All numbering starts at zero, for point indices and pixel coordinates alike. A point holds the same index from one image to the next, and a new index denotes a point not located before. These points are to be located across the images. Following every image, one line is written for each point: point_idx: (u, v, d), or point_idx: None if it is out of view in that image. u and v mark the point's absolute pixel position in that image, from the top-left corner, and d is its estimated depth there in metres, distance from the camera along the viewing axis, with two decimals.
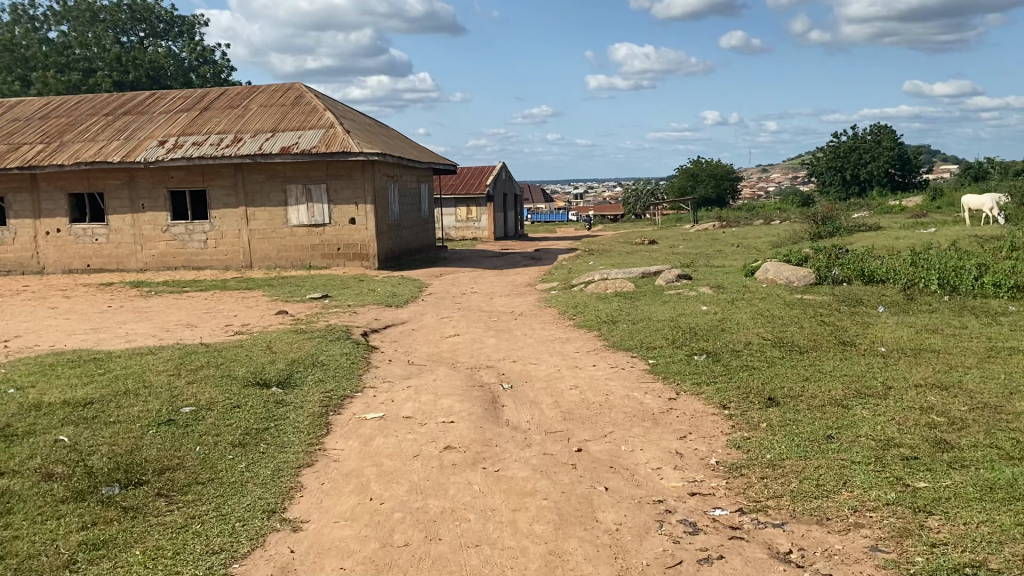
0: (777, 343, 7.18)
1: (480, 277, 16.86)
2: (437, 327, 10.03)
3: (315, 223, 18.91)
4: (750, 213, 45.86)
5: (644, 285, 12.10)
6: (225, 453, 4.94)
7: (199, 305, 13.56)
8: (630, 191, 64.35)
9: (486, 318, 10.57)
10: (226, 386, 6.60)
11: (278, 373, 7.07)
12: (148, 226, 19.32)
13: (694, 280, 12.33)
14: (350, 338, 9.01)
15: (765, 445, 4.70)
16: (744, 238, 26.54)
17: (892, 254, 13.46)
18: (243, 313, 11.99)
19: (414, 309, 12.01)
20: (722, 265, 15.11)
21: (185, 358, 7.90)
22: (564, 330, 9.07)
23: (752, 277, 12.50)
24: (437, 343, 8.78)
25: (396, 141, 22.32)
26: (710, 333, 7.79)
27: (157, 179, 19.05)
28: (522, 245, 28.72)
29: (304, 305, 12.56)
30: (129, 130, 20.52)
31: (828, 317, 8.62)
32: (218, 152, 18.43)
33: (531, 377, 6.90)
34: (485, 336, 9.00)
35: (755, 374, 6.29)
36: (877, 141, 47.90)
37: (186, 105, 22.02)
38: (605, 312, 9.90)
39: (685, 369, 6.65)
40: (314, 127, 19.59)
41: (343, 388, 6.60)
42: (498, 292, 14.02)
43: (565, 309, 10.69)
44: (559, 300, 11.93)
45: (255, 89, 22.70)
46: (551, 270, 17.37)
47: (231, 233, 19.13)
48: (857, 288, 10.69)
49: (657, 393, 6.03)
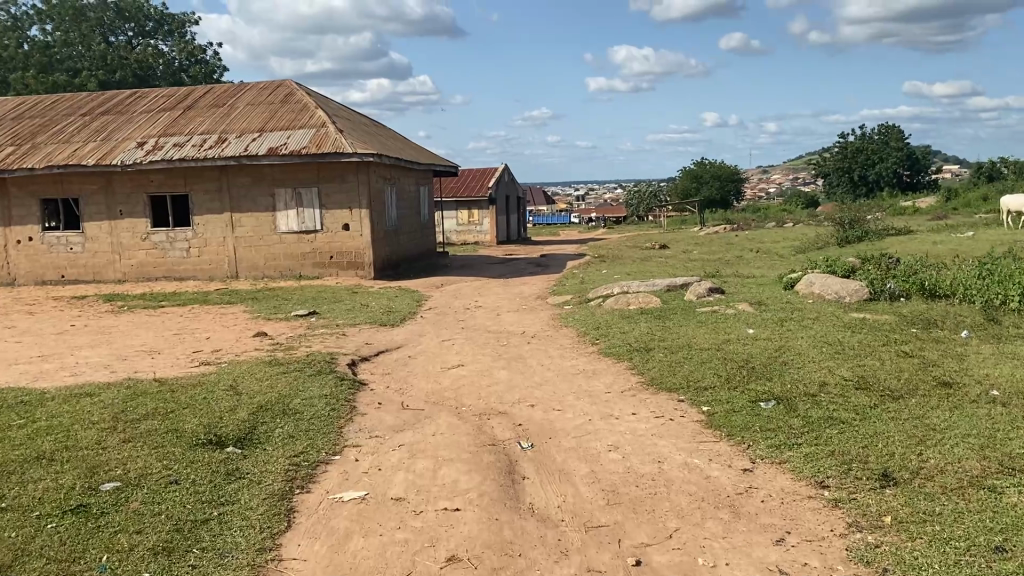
0: (861, 386, 5.75)
1: (485, 288, 15.41)
2: (437, 354, 8.59)
3: (305, 230, 17.50)
4: (757, 215, 44.45)
5: (672, 300, 10.66)
6: (140, 568, 3.53)
7: (172, 323, 12.13)
8: (632, 193, 62.79)
9: (494, 342, 9.13)
10: (168, 449, 5.16)
11: (238, 427, 5.64)
12: (126, 234, 17.89)
13: (728, 294, 10.89)
14: (334, 371, 7.57)
15: (908, 560, 3.28)
16: (762, 242, 25.02)
17: (946, 264, 11.98)
18: (218, 335, 10.57)
19: (411, 329, 10.56)
20: (752, 275, 13.64)
21: (130, 402, 6.44)
22: (589, 360, 7.64)
23: (792, 290, 11.03)
24: (436, 378, 7.33)
25: (393, 141, 20.92)
26: (771, 369, 6.36)
27: (135, 183, 17.65)
28: (526, 250, 27.24)
29: (288, 325, 11.12)
30: (106, 131, 19.09)
31: (905, 344, 7.18)
32: (200, 154, 17.03)
33: (556, 429, 5.47)
34: (494, 368, 7.55)
35: (848, 433, 4.87)
36: (885, 141, 46.54)
37: (168, 104, 20.60)
38: (633, 335, 8.46)
39: (752, 422, 5.24)
40: (304, 125, 18.21)
41: (317, 451, 5.17)
42: (504, 307, 12.57)
43: (585, 331, 9.25)
44: (574, 318, 10.51)
45: (243, 86, 21.29)
46: (563, 280, 15.92)
47: (216, 241, 17.72)
48: (923, 306, 9.23)
49: (726, 461, 4.62)
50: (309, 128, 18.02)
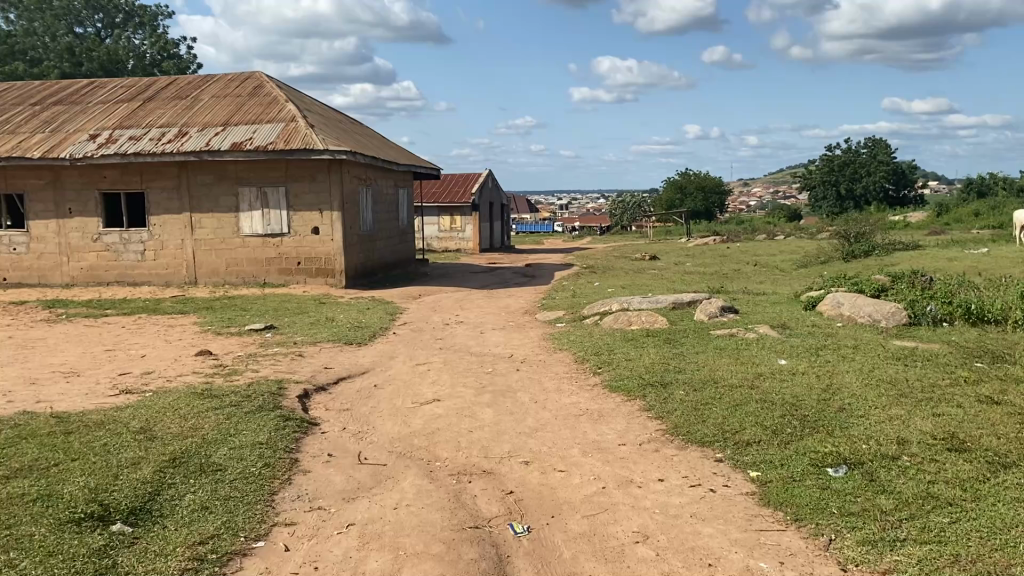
0: (958, 449, 4.40)
1: (467, 301, 14.04)
2: (408, 384, 7.18)
3: (270, 233, 16.06)
4: (742, 227, 43.37)
5: (680, 321, 9.30)
6: None
7: (109, 336, 10.65)
8: (615, 203, 61.62)
9: (476, 368, 7.75)
10: (24, 530, 3.71)
11: (132, 494, 4.20)
12: (75, 235, 16.33)
13: (743, 314, 9.55)
14: (280, 407, 6.15)
15: None
16: (760, 255, 23.76)
17: (980, 284, 10.68)
18: (156, 353, 9.11)
19: (381, 349, 9.14)
20: (761, 292, 12.33)
21: (6, 449, 4.97)
22: (592, 396, 6.28)
23: (813, 311, 9.73)
24: (406, 418, 5.94)
25: (370, 140, 19.51)
26: (830, 421, 5.01)
27: (86, 179, 16.14)
28: (510, 259, 25.87)
29: (240, 342, 9.68)
30: (57, 123, 17.55)
31: (981, 385, 5.85)
32: (156, 149, 15.55)
33: (559, 504, 4.10)
34: (477, 406, 6.17)
35: (969, 523, 3.51)
36: (872, 155, 45.60)
37: (128, 94, 19.10)
38: (643, 365, 7.09)
39: (826, 499, 3.88)
40: (272, 120, 16.79)
41: (231, 536, 3.75)
42: (488, 323, 11.17)
43: (583, 358, 7.87)
44: (569, 339, 9.12)
45: (209, 78, 19.79)
46: (552, 293, 14.53)
47: (174, 244, 16.22)
48: (975, 334, 7.92)
49: (806, 568, 3.27)
50: (277, 122, 16.60)
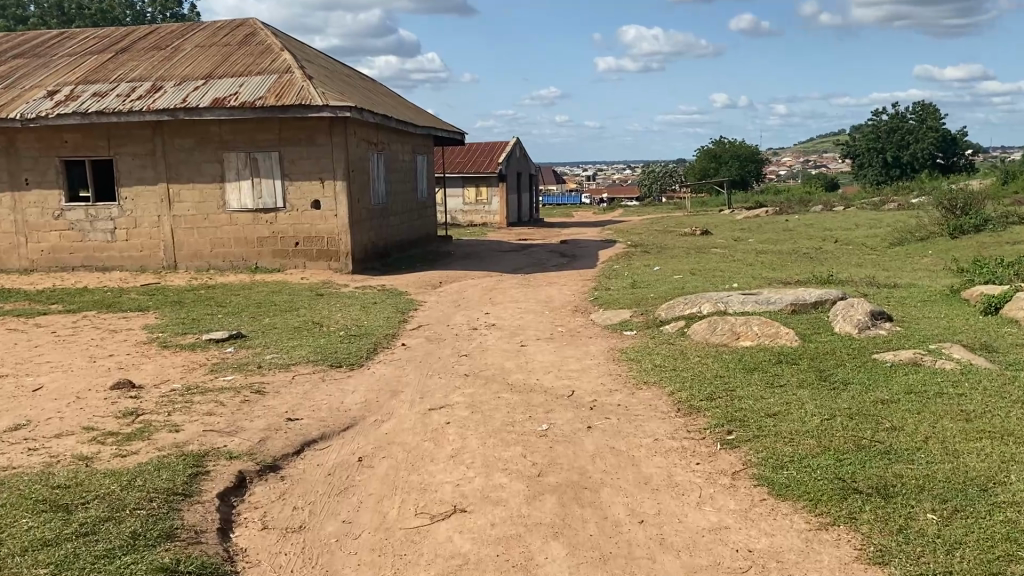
0: None
1: (499, 292, 11.16)
2: (413, 461, 4.31)
3: (261, 207, 13.24)
4: (782, 198, 39.97)
5: (815, 335, 6.38)
6: None
7: (23, 350, 7.85)
8: (645, 174, 58.35)
9: (526, 423, 4.87)
10: None
11: None
12: (33, 211, 13.57)
13: (902, 324, 6.59)
14: (171, 535, 3.29)
15: None
16: (833, 229, 20.57)
17: None
18: (60, 385, 6.28)
19: (380, 378, 6.28)
20: (888, 284, 9.28)
21: None
22: (750, 513, 3.40)
23: (999, 318, 6.75)
24: (400, 570, 3.09)
25: (382, 97, 16.63)
26: None
27: (44, 144, 13.35)
28: (543, 234, 22.92)
29: (185, 364, 6.83)
30: (13, 78, 14.78)
31: None
32: (123, 106, 12.75)
33: None
34: (537, 534, 3.29)
35: None
36: (921, 119, 41.84)
37: (100, 45, 16.27)
38: (809, 434, 4.18)
39: None
40: (263, 71, 13.94)
41: None
42: (529, 329, 8.29)
43: (692, 405, 4.96)
44: (655, 362, 6.21)
45: (195, 26, 16.88)
46: (606, 281, 11.58)
47: (149, 221, 13.45)
48: None
49: None
50: (268, 73, 13.74)
